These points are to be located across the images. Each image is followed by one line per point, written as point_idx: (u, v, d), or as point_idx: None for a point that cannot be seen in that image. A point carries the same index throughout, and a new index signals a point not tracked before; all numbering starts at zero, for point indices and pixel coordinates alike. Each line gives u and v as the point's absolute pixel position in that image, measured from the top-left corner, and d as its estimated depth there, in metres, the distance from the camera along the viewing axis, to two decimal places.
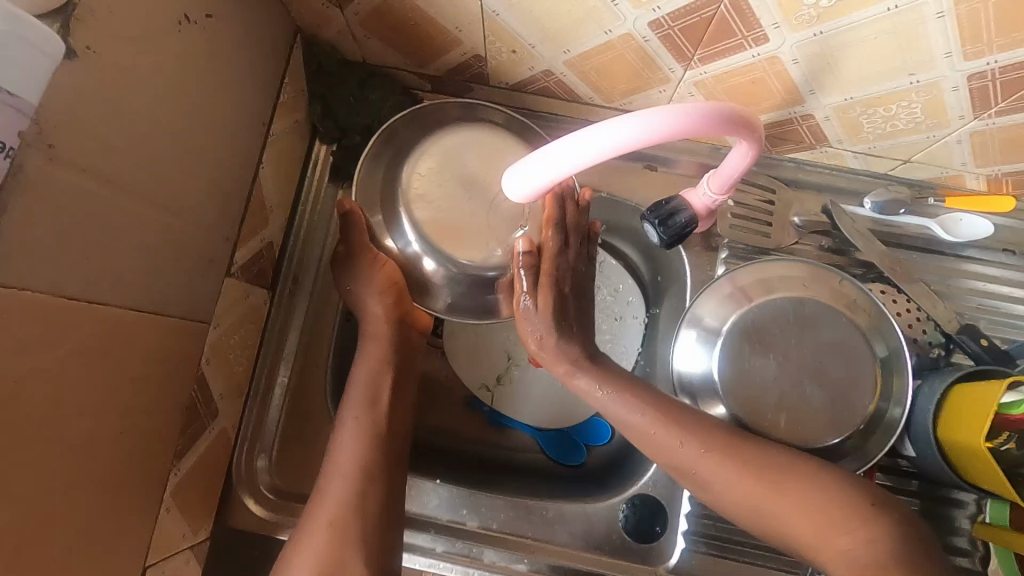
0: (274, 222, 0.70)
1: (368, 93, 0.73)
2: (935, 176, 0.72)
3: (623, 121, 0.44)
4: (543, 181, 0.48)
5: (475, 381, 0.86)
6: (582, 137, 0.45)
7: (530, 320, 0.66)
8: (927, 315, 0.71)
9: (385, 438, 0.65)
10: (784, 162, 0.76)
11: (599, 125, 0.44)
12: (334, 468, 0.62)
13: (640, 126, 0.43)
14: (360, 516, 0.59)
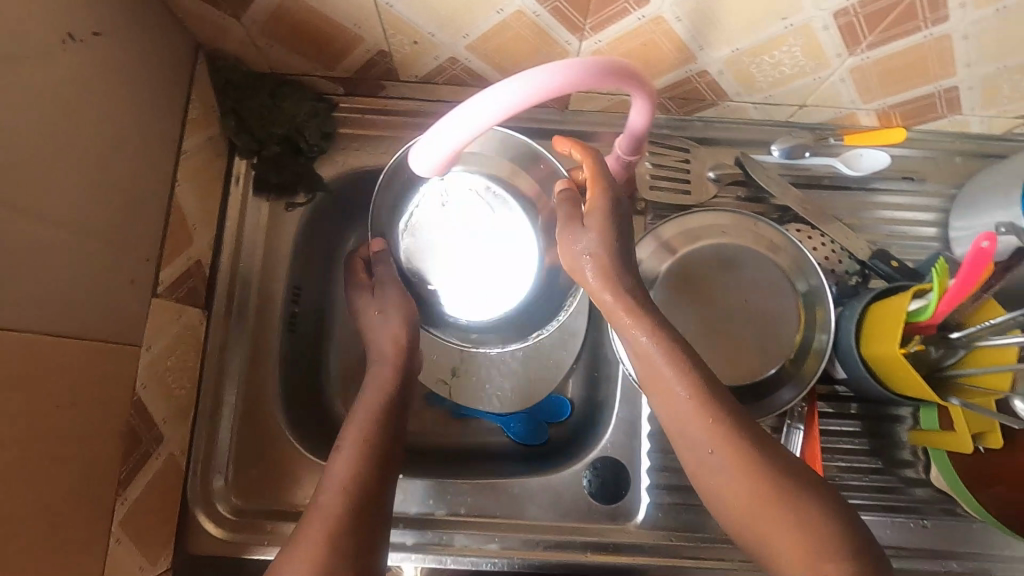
0: (199, 240, 0.70)
1: (280, 101, 0.73)
2: (832, 117, 0.77)
3: (509, 83, 0.46)
4: (443, 149, 0.50)
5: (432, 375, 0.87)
6: (473, 103, 0.47)
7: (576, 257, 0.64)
8: (842, 248, 0.75)
9: (378, 454, 0.63)
10: (693, 121, 0.79)
11: (488, 91, 0.46)
12: (331, 483, 0.60)
13: (526, 86, 0.46)
14: (355, 533, 0.56)
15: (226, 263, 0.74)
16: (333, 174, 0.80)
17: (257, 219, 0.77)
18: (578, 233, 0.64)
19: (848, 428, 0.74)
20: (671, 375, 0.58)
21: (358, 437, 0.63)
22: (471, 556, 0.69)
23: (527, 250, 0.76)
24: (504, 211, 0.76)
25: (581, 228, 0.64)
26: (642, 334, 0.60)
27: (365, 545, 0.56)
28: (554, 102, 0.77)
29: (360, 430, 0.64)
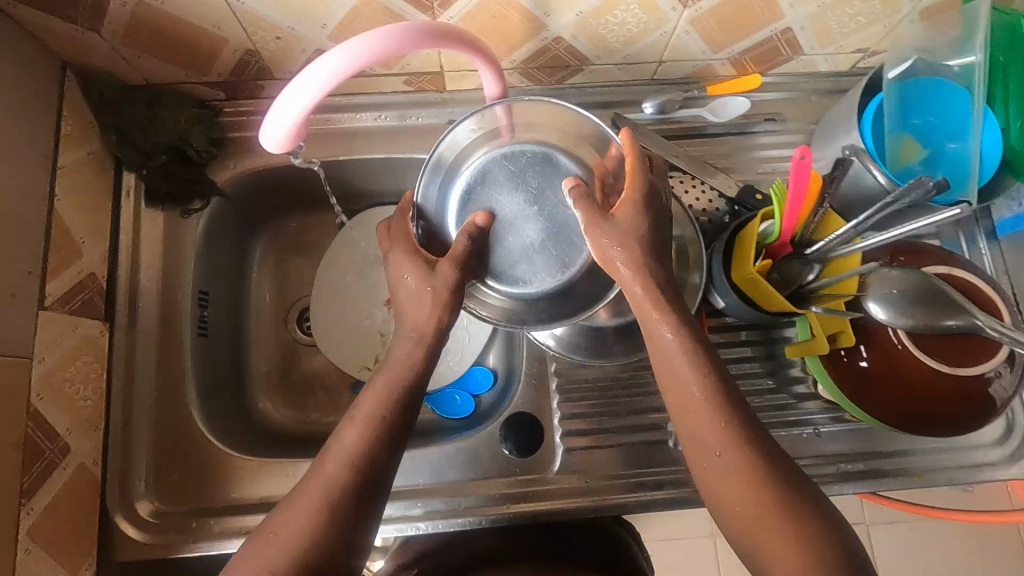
0: (90, 253, 0.70)
1: (159, 111, 0.75)
2: (691, 70, 0.82)
3: (319, 63, 0.48)
4: (285, 128, 0.51)
5: (354, 364, 0.91)
6: (294, 88, 0.49)
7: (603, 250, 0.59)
8: (714, 189, 0.81)
9: (390, 422, 0.56)
10: (566, 89, 0.84)
11: (303, 73, 0.48)
12: (337, 446, 0.54)
13: (336, 62, 0.48)
14: (345, 504, 0.51)
15: (124, 275, 0.75)
16: (227, 178, 0.82)
17: (152, 228, 0.78)
18: (607, 224, 0.59)
19: (738, 355, 0.79)
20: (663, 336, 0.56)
21: (373, 397, 0.57)
22: (396, 524, 0.71)
23: (548, 227, 0.71)
24: (553, 179, 0.71)
25: (608, 218, 0.59)
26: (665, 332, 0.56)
27: (348, 520, 0.51)
28: (431, 84, 0.80)
29: (383, 389, 0.57)
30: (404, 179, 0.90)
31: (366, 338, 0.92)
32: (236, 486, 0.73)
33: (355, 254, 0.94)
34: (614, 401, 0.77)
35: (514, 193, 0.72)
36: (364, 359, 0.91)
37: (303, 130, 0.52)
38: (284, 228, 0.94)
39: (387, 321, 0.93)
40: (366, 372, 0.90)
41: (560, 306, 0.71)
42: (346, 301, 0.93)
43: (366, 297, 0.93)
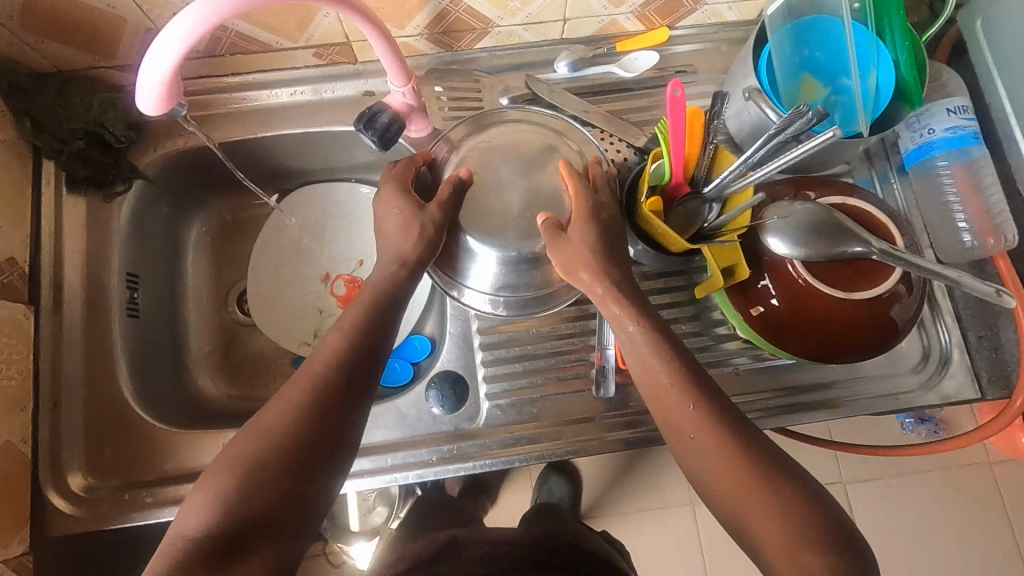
0: (6, 238, 0.72)
1: (70, 97, 0.76)
2: (598, 27, 0.83)
3: (169, 31, 0.50)
4: (153, 90, 0.54)
5: (293, 340, 0.92)
6: (155, 52, 0.51)
7: (555, 253, 0.65)
8: (622, 140, 0.82)
9: (373, 327, 0.62)
10: (477, 54, 0.85)
11: (159, 38, 0.50)
12: (321, 349, 0.60)
13: (184, 27, 0.50)
14: (330, 395, 0.57)
15: (48, 260, 0.77)
16: (150, 162, 0.83)
17: (76, 214, 0.80)
18: (559, 238, 0.66)
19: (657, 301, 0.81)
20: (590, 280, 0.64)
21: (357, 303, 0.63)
22: None
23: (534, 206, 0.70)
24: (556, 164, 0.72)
25: (562, 236, 0.66)
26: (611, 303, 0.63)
27: (335, 409, 0.57)
28: (341, 56, 0.82)
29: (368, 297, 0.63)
30: (330, 155, 0.92)
31: (303, 313, 0.94)
32: (170, 458, 0.74)
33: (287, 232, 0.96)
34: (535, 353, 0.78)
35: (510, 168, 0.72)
36: (303, 334, 0.93)
37: (175, 91, 0.55)
38: (218, 211, 0.96)
39: (324, 296, 0.95)
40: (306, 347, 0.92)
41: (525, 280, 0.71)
42: (282, 279, 0.94)
43: (303, 274, 0.95)
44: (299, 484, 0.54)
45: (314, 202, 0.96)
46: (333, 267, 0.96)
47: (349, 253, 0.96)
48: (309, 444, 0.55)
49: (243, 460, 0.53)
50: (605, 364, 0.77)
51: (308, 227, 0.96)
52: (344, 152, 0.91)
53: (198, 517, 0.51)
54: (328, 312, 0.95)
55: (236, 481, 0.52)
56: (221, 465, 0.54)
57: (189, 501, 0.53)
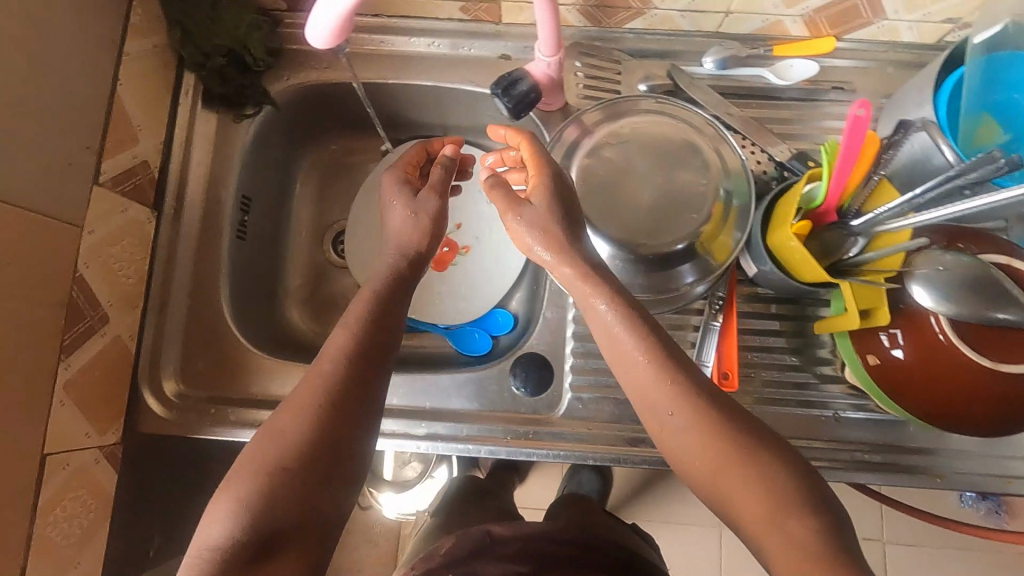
0: (145, 142, 0.74)
1: (221, 12, 0.77)
2: (759, 25, 0.78)
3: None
4: (331, 19, 0.51)
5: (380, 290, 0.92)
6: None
7: (525, 235, 0.62)
8: (762, 151, 0.77)
9: (381, 319, 0.59)
10: (624, 34, 0.81)
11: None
12: (329, 344, 0.57)
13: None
14: (348, 393, 0.55)
15: (175, 169, 0.79)
16: (280, 89, 0.83)
17: (206, 129, 0.81)
18: (525, 210, 0.62)
19: (766, 327, 0.76)
20: (621, 338, 0.57)
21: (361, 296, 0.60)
22: (400, 440, 0.73)
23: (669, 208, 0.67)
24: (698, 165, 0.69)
25: (522, 207, 0.63)
26: (603, 305, 0.57)
27: (354, 408, 0.55)
28: (487, 14, 0.80)
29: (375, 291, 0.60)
30: (448, 112, 0.91)
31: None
32: (254, 382, 0.76)
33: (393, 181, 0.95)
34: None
35: (648, 162, 0.69)
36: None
37: (349, 23, 0.53)
38: (327, 148, 0.96)
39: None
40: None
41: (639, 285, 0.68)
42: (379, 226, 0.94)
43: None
44: (320, 491, 0.51)
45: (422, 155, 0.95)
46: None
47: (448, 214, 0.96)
48: (326, 448, 0.52)
49: (262, 469, 0.51)
50: None
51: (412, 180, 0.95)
52: (463, 112, 0.90)
53: (223, 524, 0.49)
54: None
55: (259, 489, 0.50)
56: (237, 473, 0.51)
57: (212, 507, 0.50)
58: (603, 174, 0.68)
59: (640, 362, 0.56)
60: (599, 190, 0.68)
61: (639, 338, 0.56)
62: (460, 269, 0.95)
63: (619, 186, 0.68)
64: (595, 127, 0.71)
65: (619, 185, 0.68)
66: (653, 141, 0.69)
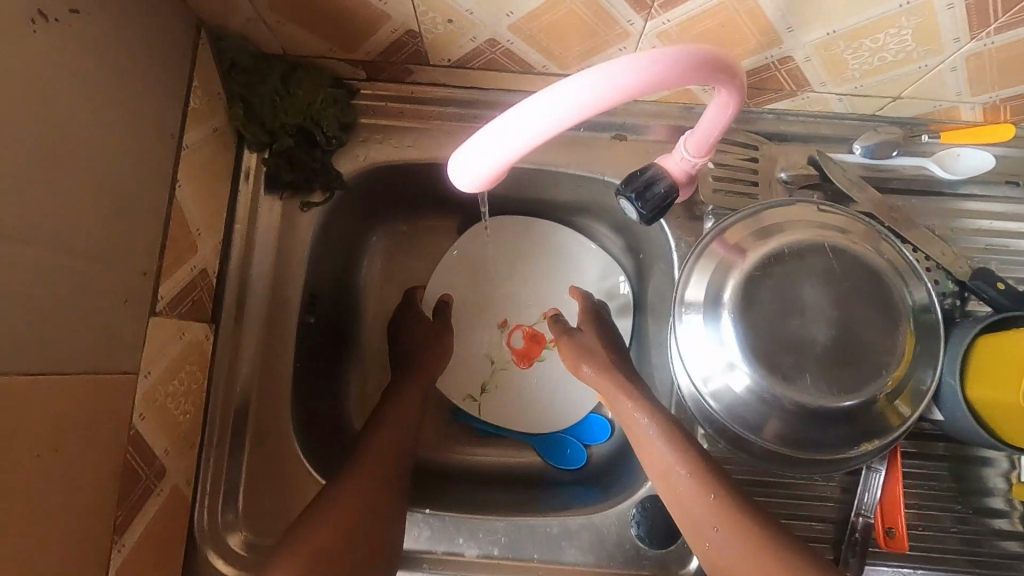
0: (204, 247, 0.62)
1: (293, 88, 0.65)
2: (927, 111, 0.66)
3: (565, 84, 0.36)
4: (493, 165, 0.40)
5: (459, 391, 0.82)
6: (532, 104, 0.37)
7: (577, 359, 0.72)
8: (936, 265, 0.65)
9: (375, 497, 0.61)
10: (763, 114, 0.69)
11: (553, 89, 0.37)
12: (311, 530, 0.56)
13: (599, 85, 0.36)
14: None
15: (236, 272, 0.67)
16: (353, 170, 0.71)
17: (269, 220, 0.69)
18: (574, 337, 0.74)
19: (931, 470, 0.65)
20: (666, 458, 0.60)
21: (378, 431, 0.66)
22: None
23: (846, 348, 0.56)
24: (878, 291, 0.57)
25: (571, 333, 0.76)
26: (641, 415, 0.63)
27: None
28: None
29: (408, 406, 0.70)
30: (541, 191, 0.79)
31: (474, 360, 0.83)
32: None
33: (473, 263, 0.84)
34: (767, 499, 0.64)
35: (820, 287, 0.57)
36: (470, 386, 0.82)
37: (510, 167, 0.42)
38: (396, 225, 0.83)
39: (501, 346, 0.84)
40: (470, 402, 0.82)
41: (812, 436, 0.57)
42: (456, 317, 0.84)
43: (480, 316, 0.84)
44: None
45: (508, 231, 0.83)
46: (512, 314, 0.84)
47: (533, 301, 0.84)
48: None
49: None
50: (858, 535, 0.62)
51: (494, 263, 0.84)
52: (558, 192, 0.78)
53: None
54: (499, 363, 0.84)
55: None
56: None
57: None
58: (768, 306, 0.57)
59: (683, 475, 0.58)
60: (764, 328, 0.57)
61: (688, 461, 0.59)
62: (548, 367, 0.83)
63: (784, 318, 0.57)
64: (747, 246, 0.59)
65: (784, 317, 0.57)
66: (821, 260, 0.58)
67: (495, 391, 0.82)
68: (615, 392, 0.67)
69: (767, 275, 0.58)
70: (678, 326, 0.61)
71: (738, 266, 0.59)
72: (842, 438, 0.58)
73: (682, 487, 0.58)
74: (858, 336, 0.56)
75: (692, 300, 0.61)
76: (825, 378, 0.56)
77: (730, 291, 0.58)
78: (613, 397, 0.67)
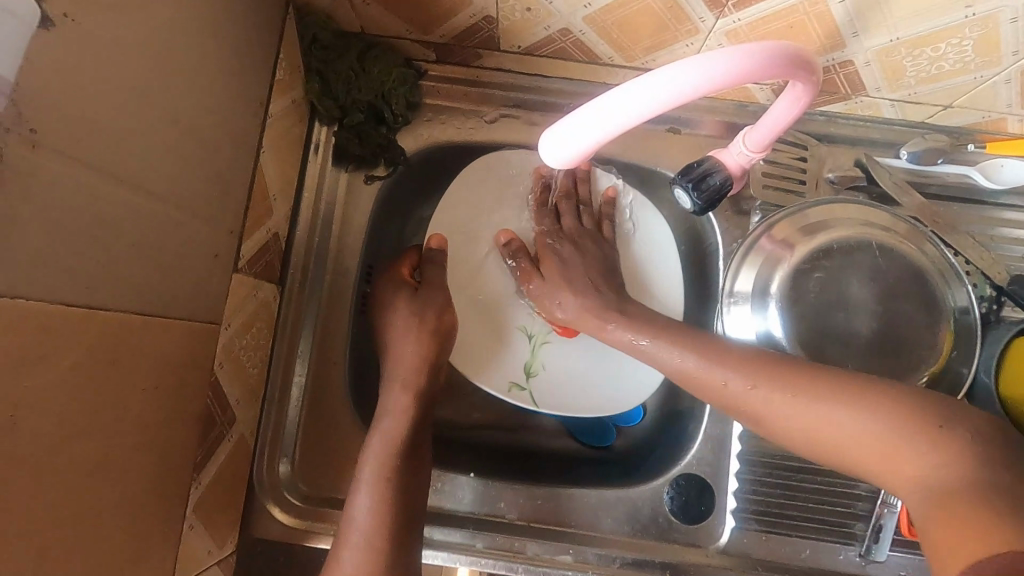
0: (278, 212, 0.65)
1: (368, 66, 0.68)
2: (976, 121, 0.68)
3: (668, 69, 0.40)
4: (586, 143, 0.43)
5: (502, 382, 0.71)
6: (633, 87, 0.40)
7: (554, 293, 0.69)
8: (975, 267, 0.67)
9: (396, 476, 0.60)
10: (815, 116, 0.71)
11: (654, 73, 0.40)
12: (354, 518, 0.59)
13: (701, 72, 0.40)
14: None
15: (302, 237, 0.70)
16: (416, 147, 0.74)
17: (335, 191, 0.72)
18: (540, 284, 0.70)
19: None
20: (719, 376, 0.58)
21: (374, 461, 0.61)
22: (543, 566, 0.65)
23: (885, 341, 0.61)
24: (915, 290, 0.61)
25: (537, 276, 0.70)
26: (623, 331, 0.65)
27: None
28: None
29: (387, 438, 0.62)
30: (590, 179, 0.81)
31: (507, 340, 0.72)
32: None
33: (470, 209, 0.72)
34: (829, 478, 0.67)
35: (861, 285, 0.61)
36: (514, 373, 0.71)
37: (599, 147, 0.45)
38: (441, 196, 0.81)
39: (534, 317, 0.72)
40: (518, 391, 0.71)
41: None
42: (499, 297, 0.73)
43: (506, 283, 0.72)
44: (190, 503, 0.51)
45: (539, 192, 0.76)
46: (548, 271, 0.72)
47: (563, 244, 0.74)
48: None
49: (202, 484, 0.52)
50: (882, 523, 0.66)
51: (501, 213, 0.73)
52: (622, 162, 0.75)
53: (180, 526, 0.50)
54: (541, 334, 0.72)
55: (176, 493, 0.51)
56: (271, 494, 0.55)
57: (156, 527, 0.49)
58: (812, 296, 0.61)
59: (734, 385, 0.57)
60: (809, 320, 0.61)
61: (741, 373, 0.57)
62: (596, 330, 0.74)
63: (827, 311, 0.61)
64: (794, 242, 0.62)
65: (828, 310, 0.61)
66: (864, 260, 0.62)
67: (541, 372, 0.72)
68: (596, 322, 0.66)
69: (816, 272, 0.62)
70: (723, 316, 0.64)
71: (786, 263, 0.62)
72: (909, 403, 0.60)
73: (690, 373, 0.60)
74: (894, 331, 0.61)
75: (736, 284, 0.63)
76: (865, 369, 0.60)
77: (778, 283, 0.62)
78: (595, 325, 0.66)
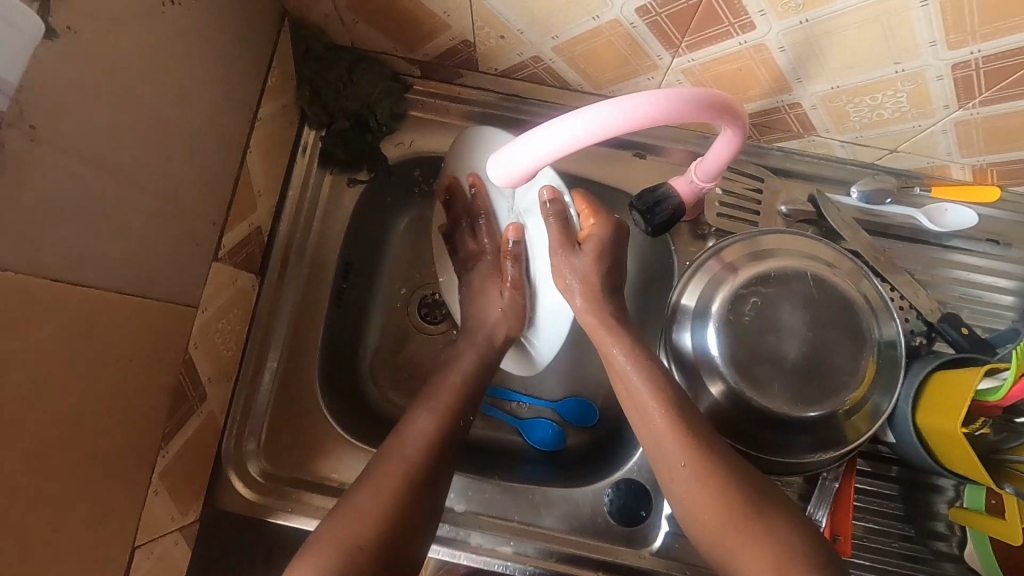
0: (261, 207, 0.70)
1: (357, 77, 0.73)
2: (921, 166, 0.71)
3: (603, 105, 0.45)
4: (524, 166, 0.50)
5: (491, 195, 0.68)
6: (560, 123, 0.46)
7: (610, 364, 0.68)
8: (909, 304, 0.71)
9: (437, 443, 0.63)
10: (772, 151, 0.76)
11: (580, 110, 0.46)
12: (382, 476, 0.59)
13: (621, 112, 0.45)
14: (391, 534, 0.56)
15: (284, 231, 0.75)
16: (396, 154, 0.79)
17: (318, 192, 0.77)
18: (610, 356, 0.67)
19: (883, 489, 0.70)
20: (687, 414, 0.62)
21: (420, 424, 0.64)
22: (484, 555, 0.69)
23: (813, 366, 0.65)
24: (846, 319, 0.66)
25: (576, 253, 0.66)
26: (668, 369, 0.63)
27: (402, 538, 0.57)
28: None
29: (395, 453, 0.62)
30: None
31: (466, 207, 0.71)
32: (336, 466, 0.73)
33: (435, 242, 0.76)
34: None
35: (794, 312, 0.66)
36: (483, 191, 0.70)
37: (539, 169, 0.51)
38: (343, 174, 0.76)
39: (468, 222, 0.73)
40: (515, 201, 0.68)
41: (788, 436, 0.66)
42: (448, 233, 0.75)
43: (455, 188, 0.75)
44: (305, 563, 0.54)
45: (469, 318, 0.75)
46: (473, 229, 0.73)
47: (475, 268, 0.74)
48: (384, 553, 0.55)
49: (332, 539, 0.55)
50: None
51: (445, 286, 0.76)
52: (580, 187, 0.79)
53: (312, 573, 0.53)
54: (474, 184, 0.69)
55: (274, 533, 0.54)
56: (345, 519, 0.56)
57: (112, 489, 0.53)
58: (756, 319, 0.66)
59: None
60: (749, 342, 0.66)
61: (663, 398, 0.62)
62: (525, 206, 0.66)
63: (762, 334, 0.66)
64: (738, 266, 0.67)
65: (763, 333, 0.66)
66: (802, 288, 0.66)
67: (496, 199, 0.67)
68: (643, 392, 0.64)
69: (761, 295, 0.66)
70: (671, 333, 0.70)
71: (728, 286, 0.67)
72: (798, 446, 0.66)
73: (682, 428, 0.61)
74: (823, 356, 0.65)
75: (685, 300, 0.69)
76: (791, 389, 0.65)
77: (720, 301, 0.67)
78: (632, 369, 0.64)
